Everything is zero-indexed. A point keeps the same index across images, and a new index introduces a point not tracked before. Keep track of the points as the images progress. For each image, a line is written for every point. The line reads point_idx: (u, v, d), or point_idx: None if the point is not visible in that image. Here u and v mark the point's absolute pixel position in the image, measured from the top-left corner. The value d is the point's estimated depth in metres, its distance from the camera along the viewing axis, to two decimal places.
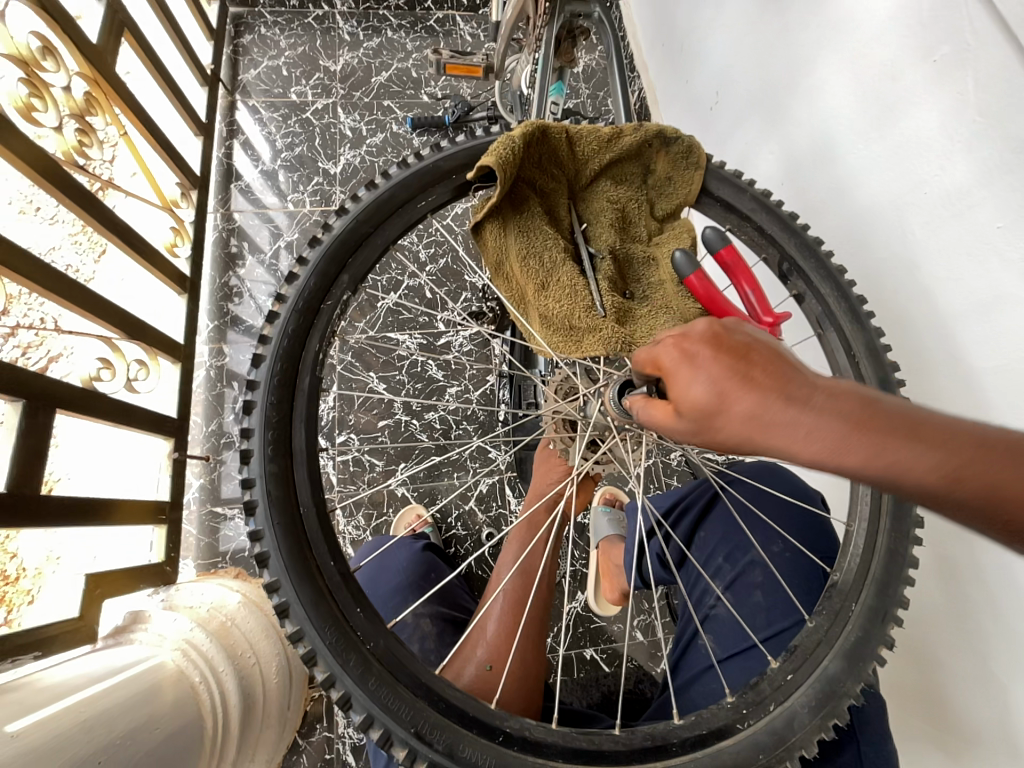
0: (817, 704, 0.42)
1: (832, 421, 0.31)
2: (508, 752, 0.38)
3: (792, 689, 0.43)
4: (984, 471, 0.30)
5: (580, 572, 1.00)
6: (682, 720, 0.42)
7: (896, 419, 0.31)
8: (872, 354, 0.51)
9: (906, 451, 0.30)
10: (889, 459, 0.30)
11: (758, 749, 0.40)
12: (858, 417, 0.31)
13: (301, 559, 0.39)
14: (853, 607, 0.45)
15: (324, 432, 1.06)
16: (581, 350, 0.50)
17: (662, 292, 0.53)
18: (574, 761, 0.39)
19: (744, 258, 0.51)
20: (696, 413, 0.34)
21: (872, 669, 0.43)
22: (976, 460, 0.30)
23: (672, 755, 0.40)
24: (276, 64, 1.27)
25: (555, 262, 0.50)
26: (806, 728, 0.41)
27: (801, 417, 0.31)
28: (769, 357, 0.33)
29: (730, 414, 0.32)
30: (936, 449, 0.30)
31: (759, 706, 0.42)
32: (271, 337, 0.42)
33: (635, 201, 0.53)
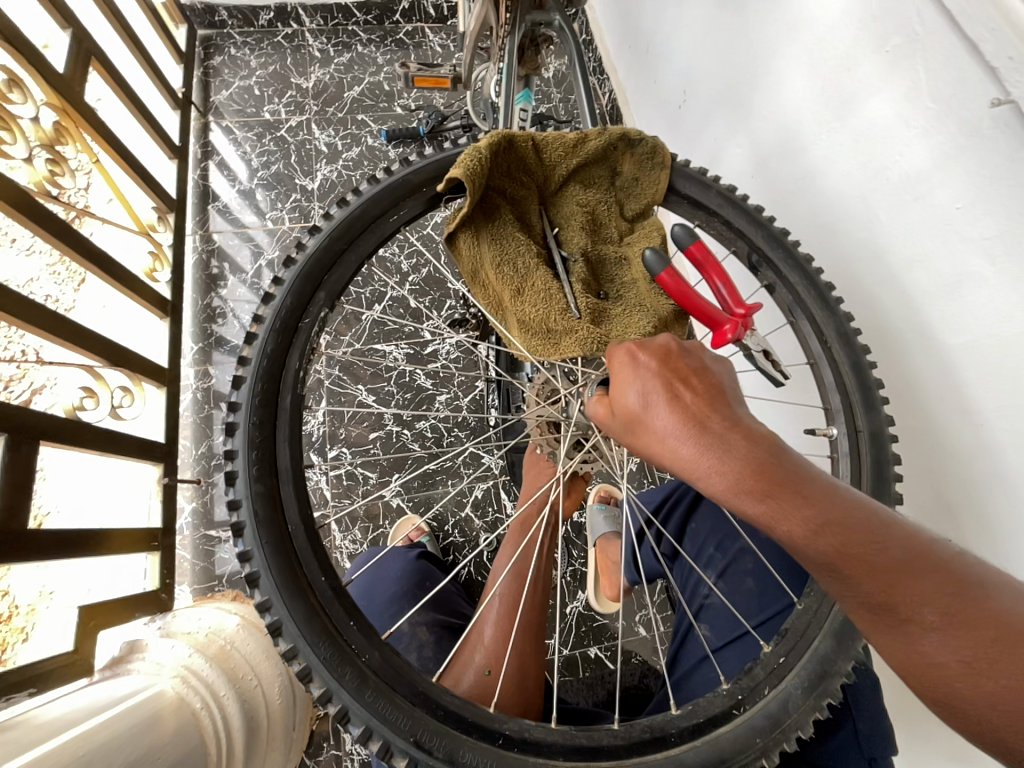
0: (810, 684, 0.42)
1: (729, 455, 0.32)
2: (508, 755, 0.38)
3: (785, 672, 0.43)
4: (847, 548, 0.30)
5: (579, 572, 1.00)
6: (680, 710, 0.42)
7: (792, 474, 0.32)
8: (843, 340, 0.52)
9: (792, 502, 0.31)
10: (773, 501, 0.31)
11: (755, 733, 0.41)
12: (751, 460, 0.32)
13: (291, 577, 0.39)
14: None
15: (315, 447, 1.06)
16: (560, 352, 0.51)
17: (637, 290, 0.54)
18: (576, 759, 0.39)
19: (713, 252, 0.52)
20: (626, 416, 0.38)
21: (861, 647, 0.44)
22: (850, 536, 0.30)
23: (672, 746, 0.41)
24: (248, 84, 1.28)
25: (529, 267, 0.51)
26: (801, 709, 0.42)
27: (703, 442, 0.33)
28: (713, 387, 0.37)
29: (650, 422, 0.36)
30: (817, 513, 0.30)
31: (754, 690, 0.43)
32: (251, 358, 0.43)
33: (604, 203, 0.54)
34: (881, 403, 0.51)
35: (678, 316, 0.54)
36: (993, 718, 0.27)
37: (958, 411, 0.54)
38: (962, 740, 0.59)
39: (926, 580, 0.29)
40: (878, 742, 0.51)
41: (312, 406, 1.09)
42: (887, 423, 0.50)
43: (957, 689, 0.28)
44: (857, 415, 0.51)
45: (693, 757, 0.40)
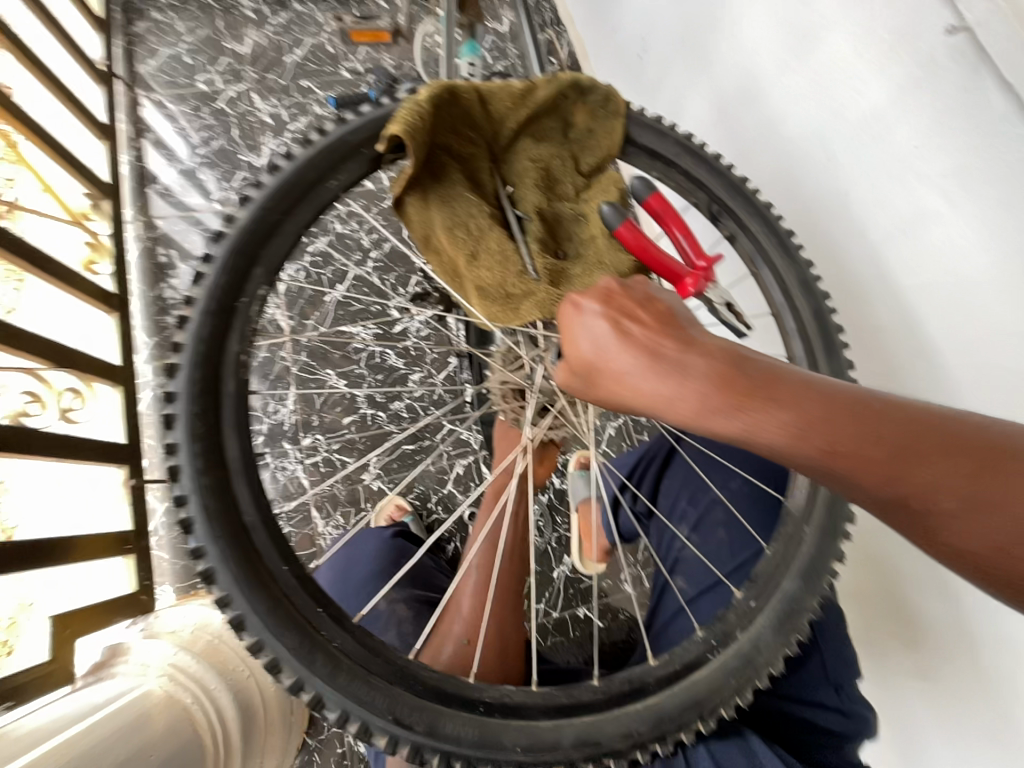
0: (779, 623, 0.44)
1: (698, 384, 0.31)
2: (490, 721, 0.38)
3: (755, 615, 0.44)
4: (830, 437, 0.30)
5: (564, 537, 1.03)
6: (658, 661, 0.43)
7: (762, 378, 0.31)
8: (805, 286, 0.52)
9: (769, 412, 0.30)
10: (750, 407, 0.30)
11: (729, 674, 0.42)
12: (734, 377, 0.31)
13: (250, 569, 0.37)
14: (806, 530, 0.47)
15: (289, 436, 1.05)
16: (520, 318, 0.48)
17: (595, 248, 0.52)
18: (558, 716, 0.39)
19: (672, 205, 0.50)
20: (583, 367, 0.37)
21: (825, 584, 0.46)
22: (824, 427, 0.30)
23: (650, 695, 0.41)
24: (177, 52, 1.17)
25: (482, 229, 0.48)
26: (771, 647, 0.43)
27: (662, 369, 0.33)
28: (647, 322, 0.35)
29: (608, 367, 0.35)
30: (786, 420, 0.30)
31: (726, 635, 0.44)
32: (185, 344, 0.39)
33: (558, 158, 0.52)
34: (840, 347, 0.51)
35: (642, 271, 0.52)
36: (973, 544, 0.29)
37: (916, 351, 0.55)
38: (924, 664, 0.63)
39: (913, 456, 0.29)
40: (843, 668, 0.54)
41: (281, 394, 1.07)
42: (847, 367, 0.51)
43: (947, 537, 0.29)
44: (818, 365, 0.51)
45: (671, 705, 0.41)
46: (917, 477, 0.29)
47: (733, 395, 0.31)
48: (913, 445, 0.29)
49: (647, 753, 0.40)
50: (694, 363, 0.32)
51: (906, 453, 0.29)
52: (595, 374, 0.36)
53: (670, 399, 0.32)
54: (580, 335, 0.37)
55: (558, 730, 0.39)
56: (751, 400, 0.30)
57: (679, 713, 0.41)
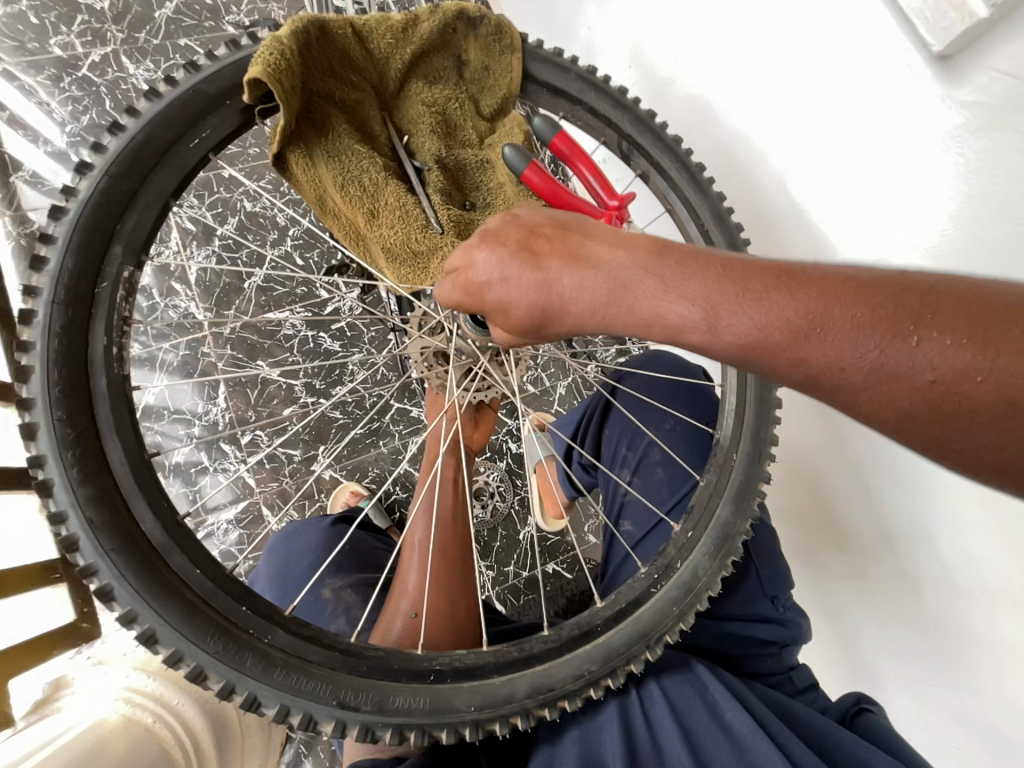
0: (715, 548, 0.46)
1: (608, 282, 0.30)
2: (442, 688, 0.38)
3: (693, 544, 0.46)
4: (742, 311, 0.28)
5: (526, 499, 1.05)
6: (604, 602, 0.44)
7: (671, 264, 0.30)
8: (720, 219, 0.52)
9: (678, 297, 0.29)
10: (664, 292, 0.29)
11: (672, 603, 0.44)
12: (642, 268, 0.30)
13: (155, 579, 0.33)
14: (735, 457, 0.49)
15: (227, 436, 0.98)
16: (430, 276, 0.47)
17: (504, 193, 0.50)
18: (509, 671, 0.40)
19: (579, 143, 0.47)
20: (495, 306, 0.34)
21: (755, 505, 0.48)
22: (734, 303, 0.28)
23: (599, 634, 0.42)
24: (17, 8, 0.91)
25: (376, 183, 0.44)
26: (709, 571, 0.45)
27: (572, 277, 0.31)
28: (552, 235, 0.33)
29: (517, 293, 0.32)
30: (696, 302, 0.28)
31: (668, 567, 0.45)
32: (36, 342, 0.34)
33: (456, 99, 0.47)
34: None
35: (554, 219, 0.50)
36: (912, 410, 0.25)
37: None
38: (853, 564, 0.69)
39: (834, 316, 0.26)
40: (777, 580, 0.58)
41: (211, 393, 0.99)
42: None
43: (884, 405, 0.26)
44: None
45: (619, 641, 0.42)
46: (839, 339, 0.26)
47: (643, 283, 0.30)
48: (833, 304, 0.26)
49: (599, 688, 0.41)
50: (601, 265, 0.31)
51: (827, 315, 0.26)
52: (507, 307, 0.33)
53: (584, 303, 0.31)
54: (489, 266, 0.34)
55: (511, 683, 0.39)
56: (660, 287, 0.29)
57: (626, 646, 0.42)
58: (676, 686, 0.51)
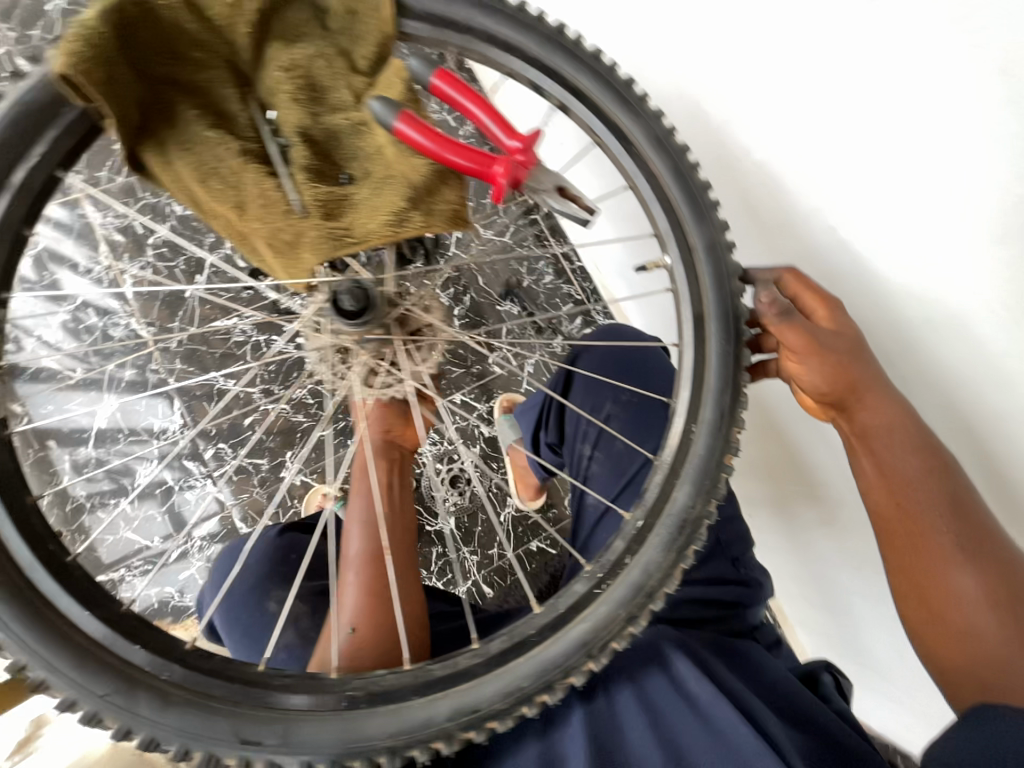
0: (669, 542, 0.40)
1: (899, 425, 0.46)
2: (356, 713, 0.35)
3: (645, 535, 0.41)
4: (929, 503, 0.45)
5: (503, 481, 1.05)
6: (542, 608, 0.40)
7: (916, 441, 0.46)
8: (659, 144, 0.43)
9: (906, 459, 0.45)
10: (893, 444, 0.46)
11: (619, 605, 0.39)
12: (892, 430, 0.46)
13: (38, 626, 0.32)
14: (693, 430, 0.42)
15: (189, 452, 0.95)
16: (306, 266, 0.43)
17: (385, 160, 0.43)
18: (430, 691, 0.36)
19: (465, 81, 0.41)
20: (812, 392, 0.48)
21: (716, 485, 0.42)
22: (938, 482, 0.45)
23: (535, 645, 0.38)
24: None
25: (236, 170, 0.40)
26: (662, 566, 0.40)
27: (863, 395, 0.46)
28: (856, 361, 0.46)
29: (802, 373, 0.47)
30: (923, 470, 0.45)
31: (614, 566, 0.40)
32: None
33: (321, 58, 0.41)
34: (712, 205, 0.44)
35: (444, 178, 0.43)
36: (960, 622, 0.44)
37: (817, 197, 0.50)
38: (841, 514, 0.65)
39: (954, 551, 0.44)
40: (735, 542, 0.62)
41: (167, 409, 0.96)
42: (722, 227, 0.44)
43: (940, 596, 0.45)
44: (686, 233, 0.44)
45: (556, 654, 0.38)
46: (937, 564, 0.45)
47: (917, 454, 0.45)
48: (973, 544, 0.44)
49: (535, 705, 0.37)
50: (899, 429, 0.46)
51: (955, 551, 0.44)
52: (834, 392, 0.47)
53: (871, 418, 0.46)
54: (839, 317, 0.47)
55: (434, 702, 0.36)
56: (912, 457, 0.45)
57: (564, 655, 0.38)
58: (650, 681, 0.50)
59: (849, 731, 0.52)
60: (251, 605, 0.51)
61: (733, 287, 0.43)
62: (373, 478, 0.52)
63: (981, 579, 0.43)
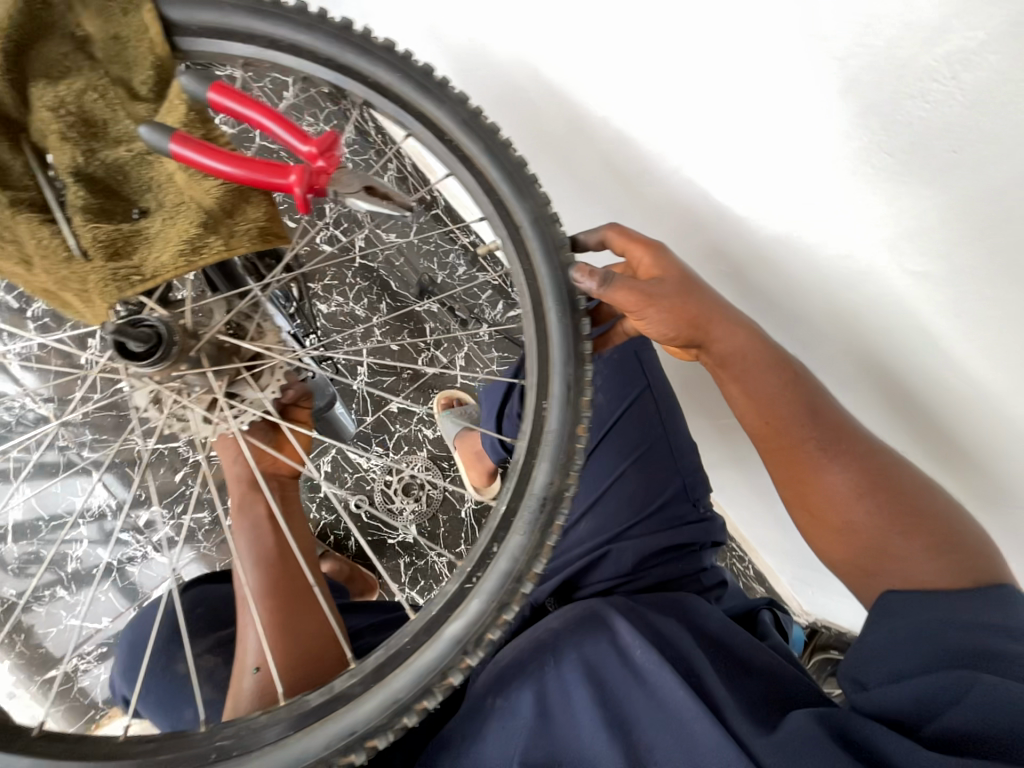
0: (532, 523, 0.39)
1: (752, 353, 0.53)
2: (222, 765, 0.33)
3: (509, 519, 0.40)
4: (791, 414, 0.52)
5: (457, 478, 1.04)
6: (414, 616, 0.38)
7: (769, 362, 0.53)
8: (470, 127, 0.44)
9: (763, 380, 0.52)
10: (750, 369, 0.53)
11: (490, 597, 0.38)
12: (746, 355, 0.53)
13: None
14: (545, 406, 0.42)
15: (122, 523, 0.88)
16: (96, 311, 0.39)
17: (176, 186, 0.42)
18: (303, 725, 0.34)
19: (242, 90, 0.39)
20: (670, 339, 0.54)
21: (574, 455, 0.41)
22: (793, 393, 0.52)
23: (410, 654, 0.36)
24: None
25: (8, 222, 0.38)
26: (528, 550, 0.39)
27: (714, 330, 0.52)
28: (700, 302, 0.52)
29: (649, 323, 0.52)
30: (782, 385, 0.52)
31: (482, 558, 0.39)
32: None
33: (94, 92, 0.41)
34: (534, 184, 0.45)
35: (243, 196, 0.42)
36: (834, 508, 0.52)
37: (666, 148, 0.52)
38: None
39: (820, 451, 0.52)
40: (697, 486, 0.68)
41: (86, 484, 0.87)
42: (544, 203, 0.45)
43: (812, 490, 0.53)
44: (513, 210, 0.44)
45: (434, 657, 0.36)
46: (806, 465, 0.52)
47: (771, 372, 0.52)
48: (830, 438, 0.52)
49: (416, 714, 0.35)
50: (753, 351, 0.53)
51: (819, 450, 0.52)
52: (688, 334, 0.53)
53: (727, 350, 0.53)
54: (663, 263, 0.54)
55: (305, 737, 0.34)
56: (769, 379, 0.52)
57: (439, 660, 0.36)
58: (594, 649, 0.50)
59: (785, 664, 0.55)
60: (161, 668, 0.55)
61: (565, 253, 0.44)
62: (248, 513, 0.51)
63: (847, 472, 0.51)
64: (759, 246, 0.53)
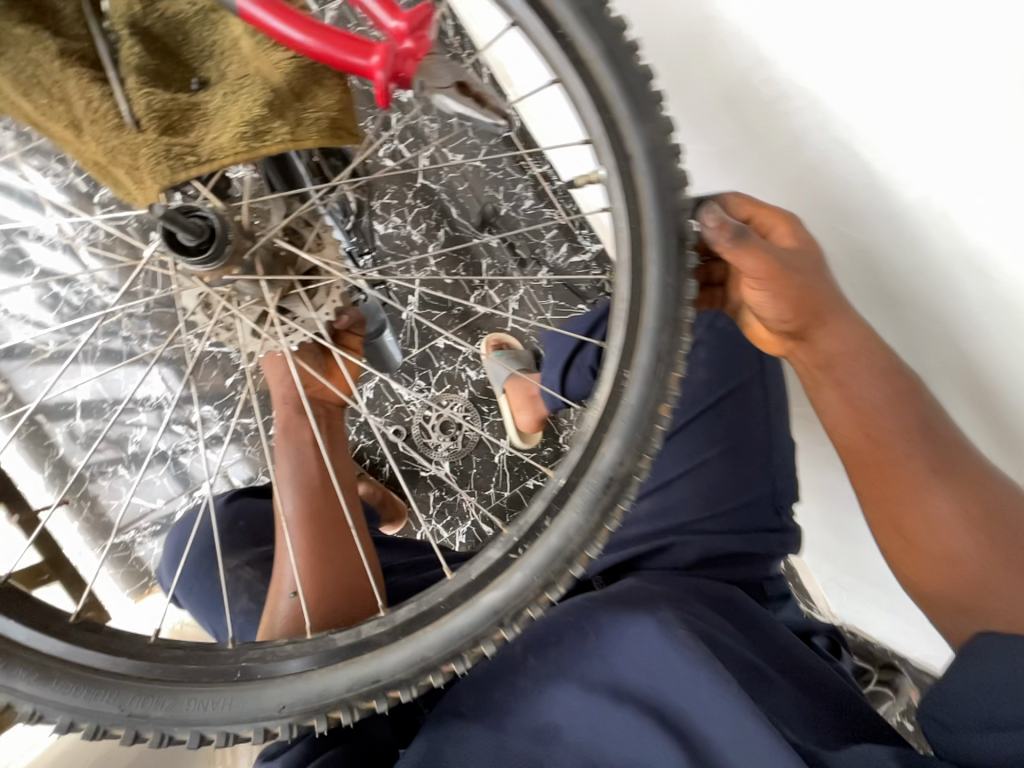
0: (592, 502, 0.35)
1: (862, 348, 0.47)
2: (249, 686, 0.33)
3: (567, 496, 0.35)
4: (894, 425, 0.46)
5: (497, 422, 1.01)
6: (453, 575, 0.36)
7: (878, 365, 0.47)
8: (588, 18, 0.34)
9: (865, 381, 0.47)
10: (857, 367, 0.47)
11: (536, 573, 0.35)
12: (854, 349, 0.46)
13: None
14: (627, 376, 0.36)
15: (176, 416, 0.91)
16: (150, 193, 0.35)
17: (239, 53, 0.36)
18: (331, 662, 0.34)
19: None
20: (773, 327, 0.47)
21: (650, 436, 0.36)
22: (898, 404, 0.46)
23: (443, 615, 0.35)
24: None
25: (57, 76, 0.33)
26: (585, 529, 0.35)
27: (827, 320, 0.46)
28: (821, 287, 0.45)
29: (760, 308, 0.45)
30: (888, 389, 0.46)
31: (533, 530, 0.36)
32: None
33: None
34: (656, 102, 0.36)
35: (317, 77, 0.36)
36: (931, 542, 0.44)
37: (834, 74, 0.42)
38: None
39: (921, 472, 0.45)
40: (784, 492, 0.61)
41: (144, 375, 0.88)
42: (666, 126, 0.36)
43: (908, 518, 0.45)
44: (626, 132, 0.35)
45: (465, 623, 0.34)
46: (902, 487, 0.45)
47: (878, 372, 0.46)
48: (937, 459, 0.45)
49: (441, 675, 0.34)
50: (863, 346, 0.46)
51: (922, 469, 0.45)
52: (796, 322, 0.46)
53: (835, 343, 0.46)
54: (796, 236, 0.46)
55: (331, 673, 0.33)
56: (872, 381, 0.47)
57: (473, 625, 0.34)
58: (635, 627, 0.47)
59: (835, 678, 0.52)
60: (202, 574, 0.57)
61: (679, 199, 0.37)
62: (296, 435, 0.49)
63: (956, 498, 0.44)
64: (908, 230, 0.45)
